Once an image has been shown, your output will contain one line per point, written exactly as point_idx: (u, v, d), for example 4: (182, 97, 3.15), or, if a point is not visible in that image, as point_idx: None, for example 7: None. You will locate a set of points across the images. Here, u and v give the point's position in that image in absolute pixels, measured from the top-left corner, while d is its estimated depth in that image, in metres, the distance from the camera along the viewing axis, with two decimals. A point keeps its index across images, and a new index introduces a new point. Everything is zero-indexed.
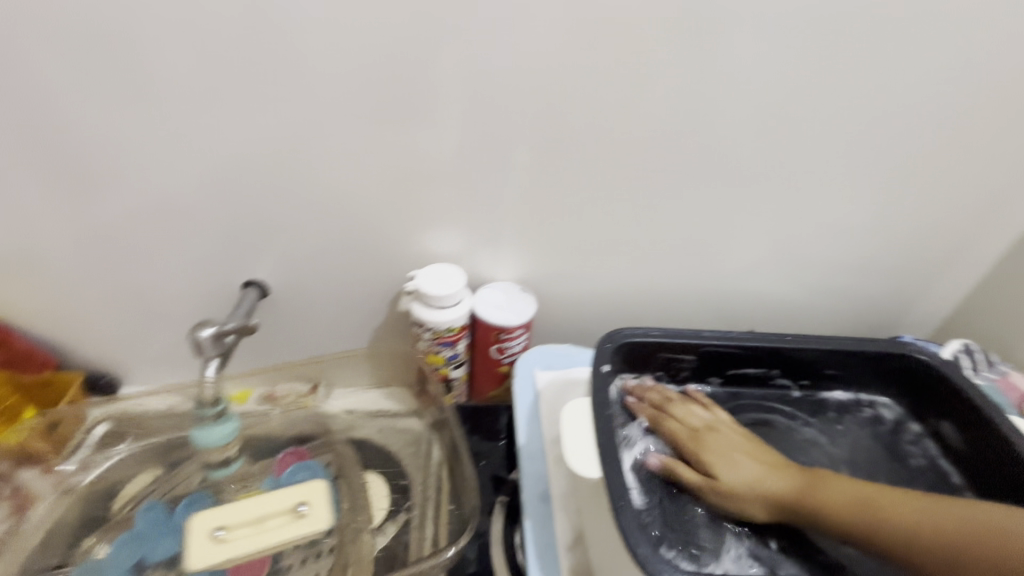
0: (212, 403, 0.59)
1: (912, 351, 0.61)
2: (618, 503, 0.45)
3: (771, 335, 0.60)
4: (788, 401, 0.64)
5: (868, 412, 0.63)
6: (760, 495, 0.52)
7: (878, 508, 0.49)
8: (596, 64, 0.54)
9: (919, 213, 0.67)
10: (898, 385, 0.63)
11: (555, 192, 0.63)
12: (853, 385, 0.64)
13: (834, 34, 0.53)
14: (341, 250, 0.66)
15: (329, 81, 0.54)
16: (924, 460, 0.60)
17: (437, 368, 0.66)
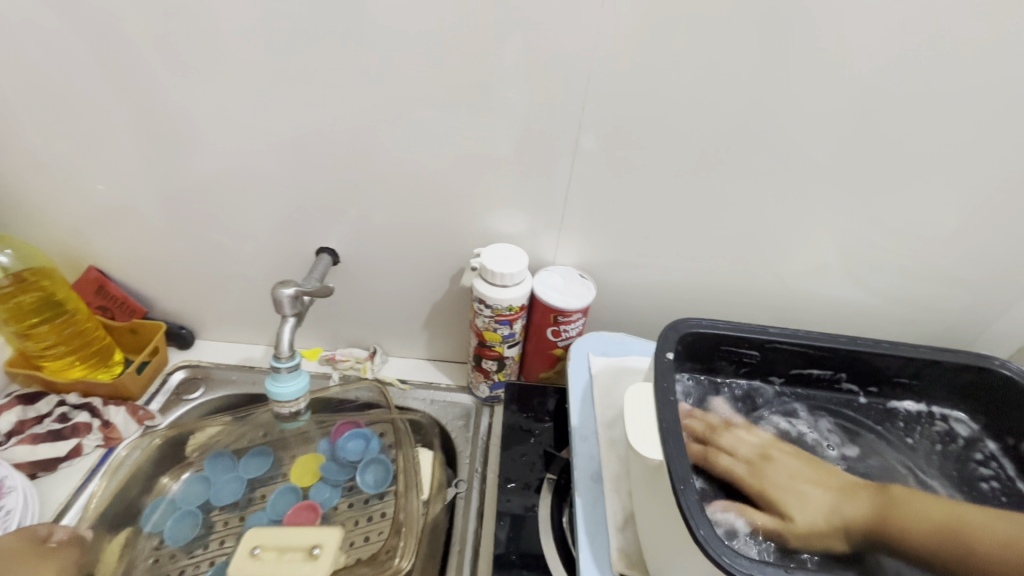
0: (287, 358, 0.61)
1: (998, 366, 0.49)
2: (680, 485, 0.38)
3: (853, 335, 0.51)
4: (852, 408, 0.53)
5: (938, 427, 0.52)
6: (837, 528, 0.43)
7: (955, 529, 0.42)
8: (668, 51, 0.53)
9: (1013, 222, 0.62)
10: (975, 397, 0.52)
11: (624, 174, 0.61)
12: (925, 395, 0.53)
13: (928, 26, 0.50)
14: (403, 226, 0.68)
15: (404, 61, 0.55)
16: (996, 482, 0.48)
17: (492, 344, 0.66)
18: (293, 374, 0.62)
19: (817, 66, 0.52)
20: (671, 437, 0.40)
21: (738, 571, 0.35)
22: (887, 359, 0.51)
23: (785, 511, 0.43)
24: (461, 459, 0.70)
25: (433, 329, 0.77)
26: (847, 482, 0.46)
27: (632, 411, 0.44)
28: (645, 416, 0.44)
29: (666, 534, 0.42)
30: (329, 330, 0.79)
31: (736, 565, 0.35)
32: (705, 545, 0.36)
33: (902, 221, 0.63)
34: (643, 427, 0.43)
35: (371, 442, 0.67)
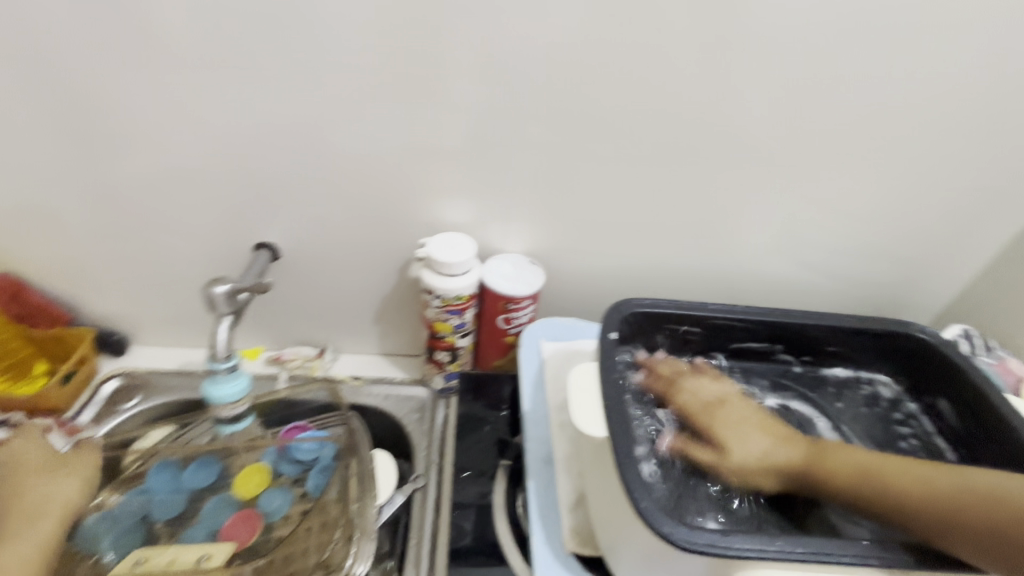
0: (224, 359, 0.60)
1: (919, 330, 0.52)
2: (621, 458, 0.39)
3: (787, 309, 0.53)
4: (787, 377, 0.56)
5: (866, 390, 0.56)
6: (772, 470, 0.46)
7: (884, 472, 0.43)
8: (601, 36, 0.54)
9: (930, 196, 0.66)
10: (899, 361, 0.55)
11: (567, 159, 0.61)
12: (855, 362, 0.56)
13: (836, 13, 0.53)
14: (346, 219, 0.66)
15: (336, 47, 0.53)
16: (914, 439, 0.52)
17: (444, 335, 0.65)
18: (231, 376, 0.61)
19: (741, 50, 0.55)
20: (614, 415, 0.41)
21: (676, 537, 0.37)
22: (819, 329, 0.53)
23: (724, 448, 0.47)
24: (417, 452, 0.69)
25: (385, 323, 0.75)
26: (792, 429, 0.48)
27: (576, 392, 0.44)
28: (589, 395, 0.44)
29: (613, 506, 0.43)
30: (275, 330, 0.76)
31: (676, 531, 0.37)
32: (646, 515, 0.37)
33: (834, 200, 0.66)
34: (589, 408, 0.43)
35: (325, 446, 0.63)
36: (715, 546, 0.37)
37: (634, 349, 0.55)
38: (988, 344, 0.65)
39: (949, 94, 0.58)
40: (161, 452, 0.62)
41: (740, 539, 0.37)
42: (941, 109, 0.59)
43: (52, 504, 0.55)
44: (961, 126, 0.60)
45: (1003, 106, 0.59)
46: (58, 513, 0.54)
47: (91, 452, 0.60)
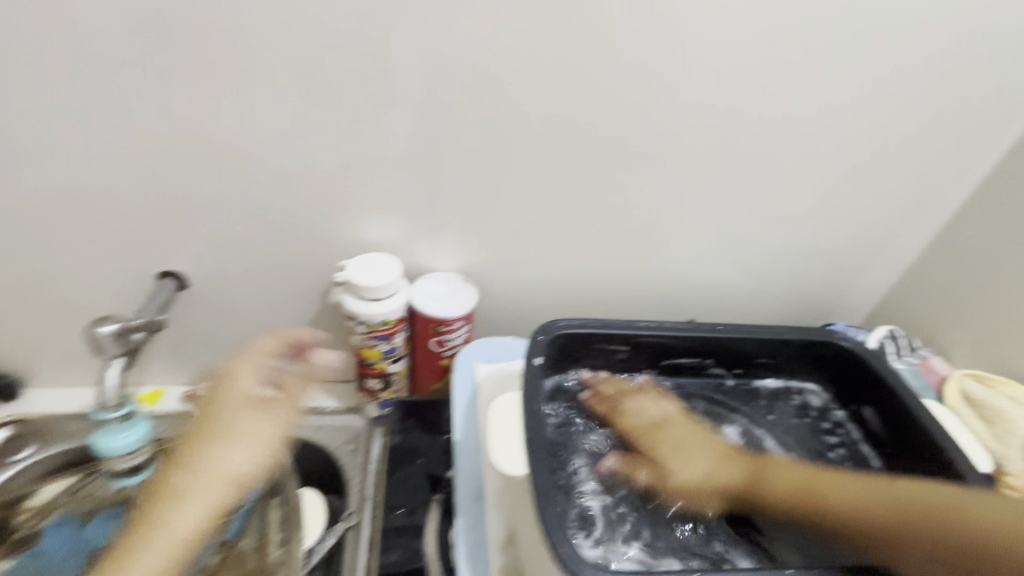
0: (115, 408, 0.54)
1: (842, 338, 0.54)
2: (541, 502, 0.37)
3: (715, 322, 0.54)
4: (721, 391, 0.56)
5: (796, 400, 0.56)
6: (714, 492, 0.46)
7: (822, 485, 0.44)
8: (516, 49, 0.52)
9: (852, 202, 0.67)
10: (826, 370, 0.56)
11: (491, 173, 0.59)
12: (785, 372, 0.56)
13: (754, 24, 0.52)
14: (261, 242, 0.62)
15: (231, 62, 0.50)
16: (842, 449, 0.53)
17: (373, 362, 0.61)
18: (125, 426, 0.54)
19: (660, 62, 0.54)
20: (537, 455, 0.39)
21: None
22: (747, 342, 0.54)
23: (668, 470, 0.46)
24: (351, 486, 0.66)
25: (312, 349, 0.71)
26: (731, 447, 0.48)
27: (496, 427, 0.43)
28: (509, 431, 0.44)
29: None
30: (192, 362, 0.70)
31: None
32: (564, 564, 0.36)
33: (760, 209, 0.66)
34: (508, 442, 0.43)
35: (247, 487, 0.61)
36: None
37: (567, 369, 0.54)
38: (912, 343, 0.67)
39: (868, 103, 0.58)
40: (64, 505, 0.59)
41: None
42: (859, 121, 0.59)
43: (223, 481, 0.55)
44: (880, 135, 0.61)
45: (919, 115, 0.59)
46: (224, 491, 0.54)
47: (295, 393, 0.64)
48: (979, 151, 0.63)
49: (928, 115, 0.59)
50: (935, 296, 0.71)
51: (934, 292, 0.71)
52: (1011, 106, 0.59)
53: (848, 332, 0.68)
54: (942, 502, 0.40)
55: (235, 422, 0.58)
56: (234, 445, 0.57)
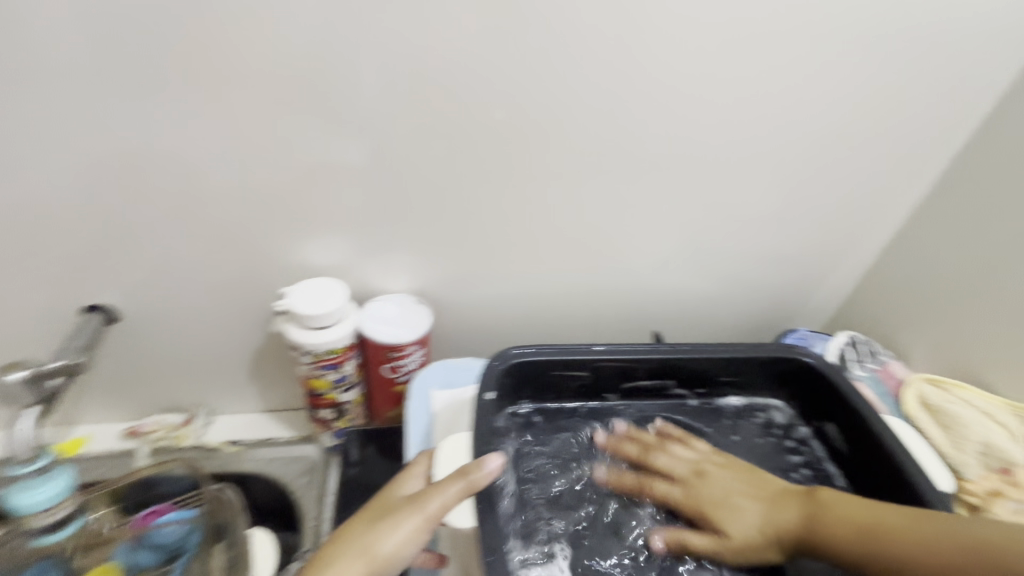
0: (29, 459, 0.49)
1: (805, 355, 0.54)
2: (488, 557, 0.41)
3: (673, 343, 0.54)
4: (685, 412, 0.56)
5: (761, 417, 0.56)
6: (767, 539, 0.45)
7: (878, 534, 0.42)
8: (454, 64, 0.49)
9: (808, 211, 0.66)
10: (791, 387, 0.56)
11: (438, 192, 0.57)
12: (751, 390, 0.57)
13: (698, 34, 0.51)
14: (198, 269, 0.59)
15: (150, 84, 0.47)
16: (809, 468, 0.53)
17: (323, 392, 0.59)
18: (42, 479, 0.49)
19: (604, 75, 0.52)
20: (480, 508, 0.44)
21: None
22: (707, 362, 0.54)
23: (721, 528, 0.46)
24: (306, 522, 0.63)
25: (262, 379, 0.67)
26: (781, 489, 0.47)
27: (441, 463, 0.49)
28: (451, 466, 0.49)
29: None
30: (132, 397, 0.66)
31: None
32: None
33: (718, 220, 0.65)
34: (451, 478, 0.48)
35: (193, 531, 0.57)
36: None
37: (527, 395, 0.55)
38: (873, 349, 0.67)
39: (819, 110, 0.57)
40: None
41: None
42: (811, 130, 0.58)
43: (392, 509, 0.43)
44: (832, 144, 0.60)
45: (870, 121, 0.58)
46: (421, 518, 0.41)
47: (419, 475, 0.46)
48: (931, 155, 0.62)
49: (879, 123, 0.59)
50: (893, 302, 0.71)
51: (893, 297, 0.71)
52: (959, 110, 0.59)
53: (809, 341, 0.68)
54: (991, 536, 0.38)
55: (400, 530, 0.41)
56: (381, 562, 0.40)
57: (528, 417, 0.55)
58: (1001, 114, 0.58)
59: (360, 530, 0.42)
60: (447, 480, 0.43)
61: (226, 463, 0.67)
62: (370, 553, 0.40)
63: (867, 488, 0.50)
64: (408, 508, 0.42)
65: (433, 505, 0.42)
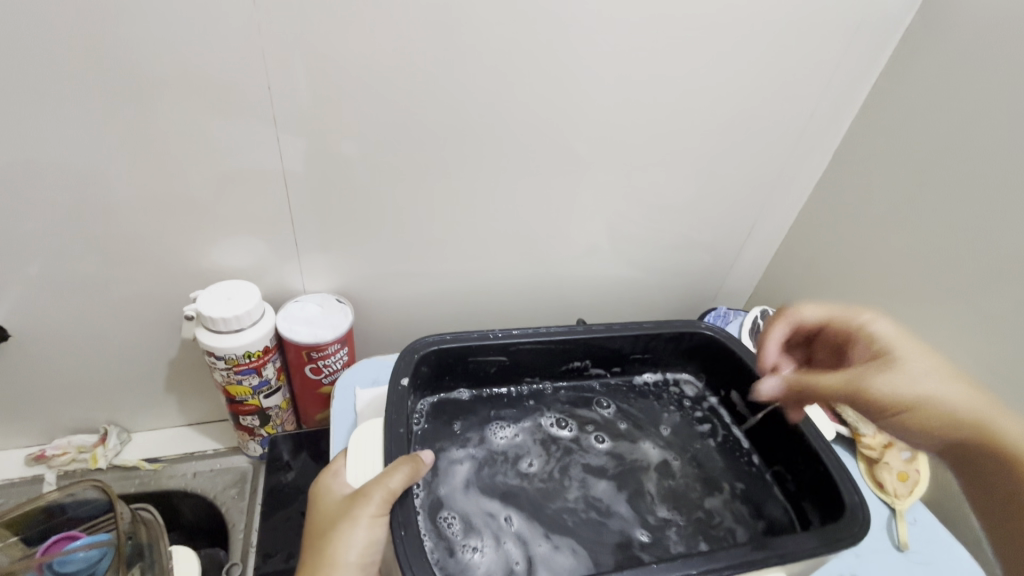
0: None
1: (703, 328, 0.62)
2: (400, 532, 0.42)
3: (586, 325, 0.60)
4: (604, 391, 0.63)
5: (674, 390, 0.65)
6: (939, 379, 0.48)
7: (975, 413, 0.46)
8: (354, 61, 0.49)
9: (718, 196, 0.69)
10: (698, 360, 0.64)
11: (351, 190, 0.56)
12: (661, 364, 0.65)
13: (598, 30, 0.52)
14: (98, 281, 0.55)
15: (20, 86, 0.44)
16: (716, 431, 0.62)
17: (244, 399, 0.58)
18: None
19: (510, 71, 0.53)
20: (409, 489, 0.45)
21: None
22: (617, 340, 0.61)
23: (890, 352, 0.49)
24: (233, 534, 0.62)
25: (180, 390, 0.65)
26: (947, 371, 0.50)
27: (358, 449, 0.48)
28: (366, 450, 0.48)
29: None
30: (36, 420, 0.63)
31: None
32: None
33: (633, 209, 0.68)
34: (366, 459, 0.47)
35: (104, 556, 0.52)
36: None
37: (451, 381, 0.59)
38: (782, 322, 0.72)
39: (721, 97, 0.60)
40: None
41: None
42: (712, 119, 0.62)
43: (334, 514, 0.43)
44: (733, 133, 0.63)
45: (766, 105, 0.62)
46: (370, 512, 0.42)
47: (335, 473, 0.46)
48: (822, 137, 0.67)
49: (772, 111, 0.63)
50: (800, 279, 0.76)
51: (798, 273, 0.76)
52: (841, 95, 0.64)
53: (726, 319, 0.73)
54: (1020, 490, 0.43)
55: (357, 529, 0.41)
56: (351, 564, 0.41)
57: (451, 403, 0.59)
58: (879, 97, 0.63)
59: (320, 544, 0.41)
60: (385, 470, 0.44)
61: (146, 482, 0.65)
62: (337, 561, 0.40)
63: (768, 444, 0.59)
64: (352, 507, 0.42)
65: (377, 497, 0.42)
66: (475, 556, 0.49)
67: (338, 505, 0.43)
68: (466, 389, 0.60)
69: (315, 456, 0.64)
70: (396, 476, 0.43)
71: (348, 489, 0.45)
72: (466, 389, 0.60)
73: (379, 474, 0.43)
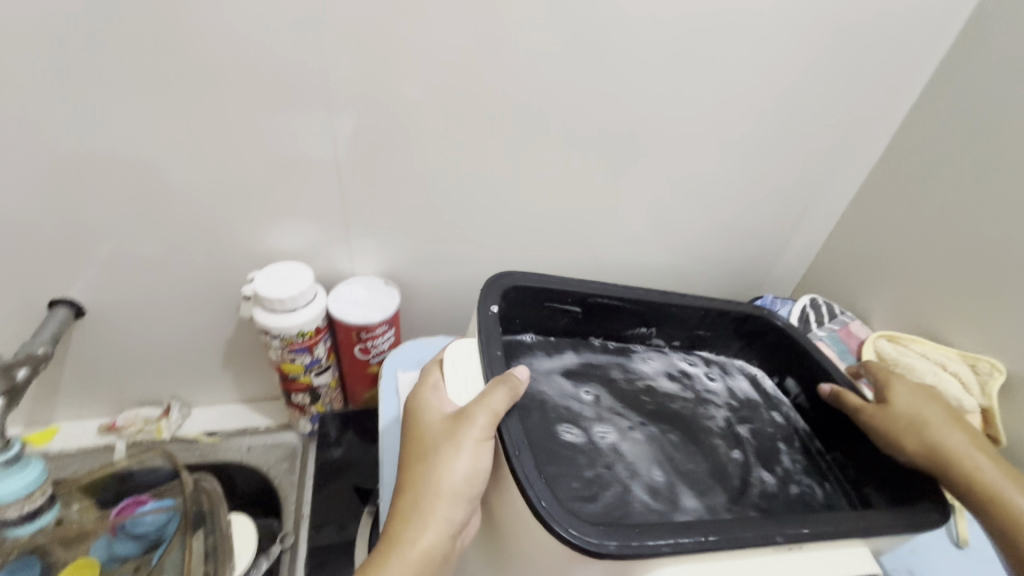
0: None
1: (774, 316, 0.63)
2: (513, 452, 0.43)
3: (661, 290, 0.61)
4: (665, 359, 0.63)
5: (735, 369, 0.64)
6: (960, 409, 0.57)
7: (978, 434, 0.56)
8: (405, 50, 0.50)
9: (767, 182, 0.67)
10: (759, 348, 0.64)
11: (398, 177, 0.57)
12: (719, 345, 0.65)
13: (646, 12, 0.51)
14: (163, 262, 0.58)
15: (96, 76, 0.46)
16: (775, 411, 0.61)
17: (297, 376, 0.60)
18: (14, 469, 0.51)
19: (557, 57, 0.53)
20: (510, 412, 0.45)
21: (581, 536, 0.39)
22: (686, 310, 0.61)
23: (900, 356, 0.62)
24: (285, 507, 0.65)
25: (237, 368, 0.68)
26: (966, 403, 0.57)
27: (455, 365, 0.49)
28: (462, 373, 0.48)
29: (519, 505, 0.42)
30: (107, 392, 0.67)
31: (581, 533, 0.40)
32: (547, 518, 0.40)
33: (679, 195, 0.66)
34: (462, 375, 0.48)
35: (170, 520, 0.56)
36: (628, 543, 0.40)
37: (520, 324, 0.59)
38: (832, 310, 0.71)
39: (773, 80, 0.58)
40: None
41: (655, 534, 0.40)
42: (762, 103, 0.60)
43: (436, 439, 0.43)
44: (785, 116, 0.61)
45: (823, 85, 0.59)
46: (476, 436, 0.42)
47: (433, 396, 0.46)
48: (880, 119, 0.64)
49: (828, 92, 0.60)
50: (853, 266, 0.73)
51: (852, 260, 0.73)
52: (902, 75, 0.61)
53: (775, 306, 0.71)
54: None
55: (461, 453, 0.42)
56: (459, 489, 0.42)
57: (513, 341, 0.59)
58: (945, 75, 0.60)
59: (424, 469, 0.42)
60: (485, 392, 0.44)
61: (205, 453, 0.69)
62: (443, 487, 0.41)
63: (828, 429, 0.58)
64: (458, 428, 0.43)
65: (481, 419, 0.43)
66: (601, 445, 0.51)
67: (438, 431, 0.43)
68: (533, 334, 0.60)
69: (361, 434, 0.67)
70: (496, 397, 0.44)
71: (452, 409, 0.45)
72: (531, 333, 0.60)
73: (481, 395, 0.44)
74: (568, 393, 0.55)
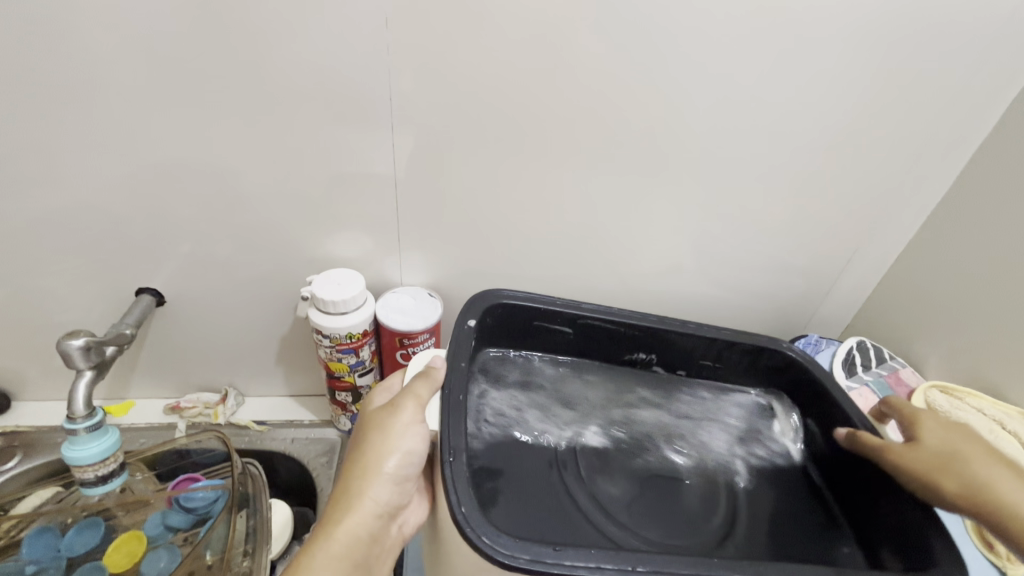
0: (84, 417, 0.56)
1: (783, 347, 0.63)
2: (447, 457, 0.47)
3: (659, 317, 0.63)
4: (670, 388, 0.65)
5: (738, 402, 0.65)
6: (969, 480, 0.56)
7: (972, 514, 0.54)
8: (464, 78, 0.54)
9: (818, 217, 0.66)
10: (767, 376, 0.65)
11: (451, 194, 0.61)
12: (736, 378, 0.66)
13: (697, 48, 0.53)
14: (234, 262, 0.65)
15: (198, 95, 0.53)
16: (775, 450, 0.62)
17: (342, 375, 0.64)
18: (95, 435, 0.56)
19: (607, 88, 0.55)
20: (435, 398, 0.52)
21: (493, 543, 0.43)
22: (690, 339, 0.63)
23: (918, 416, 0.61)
24: (321, 499, 0.69)
25: (289, 364, 0.74)
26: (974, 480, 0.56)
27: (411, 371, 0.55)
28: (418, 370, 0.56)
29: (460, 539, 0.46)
30: (174, 376, 0.74)
31: (495, 543, 0.43)
32: (462, 524, 0.44)
33: (722, 227, 0.67)
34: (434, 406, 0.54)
35: (219, 497, 0.60)
36: (541, 560, 0.43)
37: (518, 339, 0.64)
38: (881, 356, 0.70)
39: (826, 116, 0.58)
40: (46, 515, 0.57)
41: (574, 555, 0.43)
42: (814, 139, 0.60)
43: (367, 427, 0.50)
44: (837, 154, 0.61)
45: (878, 124, 0.59)
46: (397, 424, 0.49)
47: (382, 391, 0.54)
48: (942, 162, 0.62)
49: (884, 130, 0.59)
50: (908, 310, 0.70)
51: (908, 303, 0.70)
52: (968, 117, 0.59)
53: (818, 347, 0.72)
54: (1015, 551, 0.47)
55: (387, 436, 0.48)
56: (388, 474, 0.48)
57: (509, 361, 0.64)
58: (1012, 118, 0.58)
59: (359, 454, 0.49)
60: (413, 383, 0.52)
61: (254, 440, 0.73)
62: (374, 471, 0.48)
63: (836, 472, 0.58)
64: (388, 413, 0.50)
65: (410, 405, 0.50)
66: (618, 503, 0.55)
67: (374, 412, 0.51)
68: (532, 351, 0.65)
69: None
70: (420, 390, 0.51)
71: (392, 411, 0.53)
72: (532, 352, 0.65)
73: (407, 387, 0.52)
74: (599, 447, 0.59)
